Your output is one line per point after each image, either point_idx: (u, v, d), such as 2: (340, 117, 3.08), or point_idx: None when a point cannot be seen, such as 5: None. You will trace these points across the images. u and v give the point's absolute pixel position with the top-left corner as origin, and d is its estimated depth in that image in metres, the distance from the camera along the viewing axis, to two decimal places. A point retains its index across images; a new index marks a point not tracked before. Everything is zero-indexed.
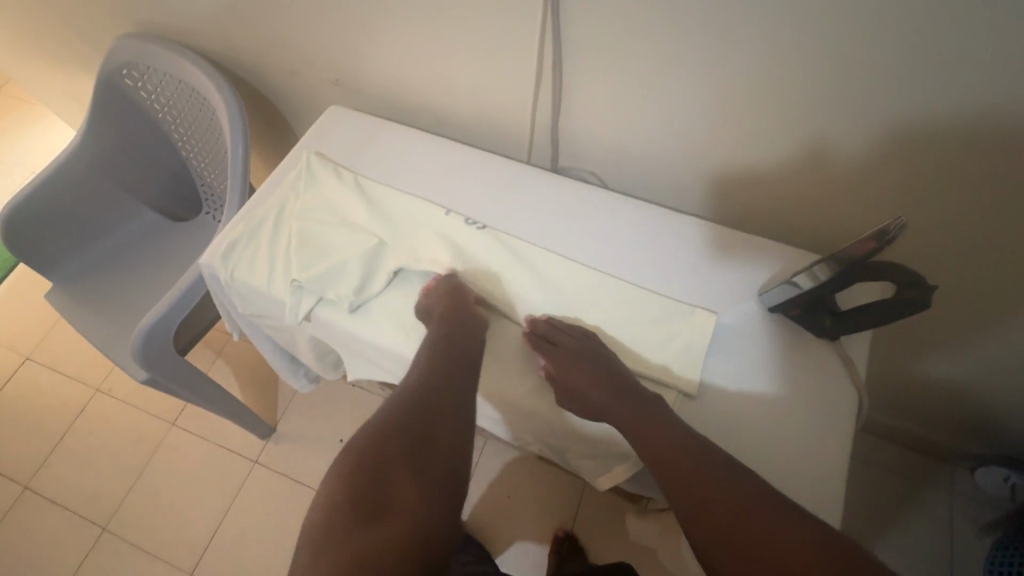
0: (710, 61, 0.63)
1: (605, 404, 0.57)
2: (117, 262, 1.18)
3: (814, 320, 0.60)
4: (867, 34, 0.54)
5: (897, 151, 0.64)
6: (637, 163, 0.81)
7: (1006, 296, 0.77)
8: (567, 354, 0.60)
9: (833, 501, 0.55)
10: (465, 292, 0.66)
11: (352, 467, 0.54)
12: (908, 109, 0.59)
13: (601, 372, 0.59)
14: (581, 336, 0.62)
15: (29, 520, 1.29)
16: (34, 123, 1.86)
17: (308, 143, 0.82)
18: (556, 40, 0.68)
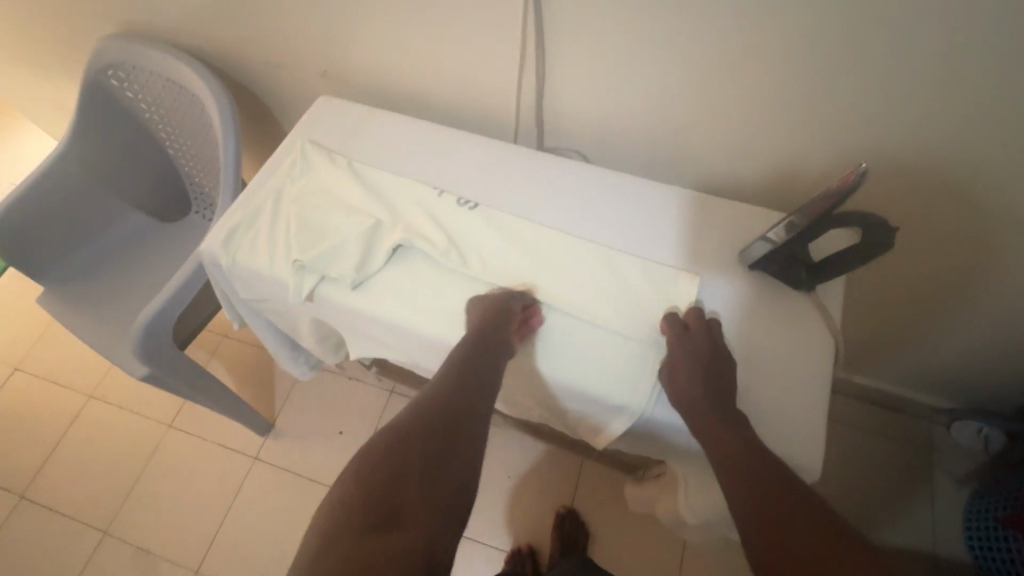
0: (684, 36, 0.67)
1: (696, 401, 0.58)
2: (109, 263, 1.18)
3: (790, 275, 0.64)
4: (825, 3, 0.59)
5: (860, 113, 0.69)
6: (619, 140, 0.85)
7: (968, 250, 0.83)
8: (692, 353, 0.61)
9: (818, 435, 0.60)
10: (510, 304, 0.66)
11: (369, 470, 0.54)
12: (868, 73, 0.64)
13: (709, 374, 0.60)
14: (711, 340, 0.62)
15: (28, 529, 1.28)
16: (10, 132, 1.83)
17: (300, 132, 0.84)
18: (537, 21, 0.71)
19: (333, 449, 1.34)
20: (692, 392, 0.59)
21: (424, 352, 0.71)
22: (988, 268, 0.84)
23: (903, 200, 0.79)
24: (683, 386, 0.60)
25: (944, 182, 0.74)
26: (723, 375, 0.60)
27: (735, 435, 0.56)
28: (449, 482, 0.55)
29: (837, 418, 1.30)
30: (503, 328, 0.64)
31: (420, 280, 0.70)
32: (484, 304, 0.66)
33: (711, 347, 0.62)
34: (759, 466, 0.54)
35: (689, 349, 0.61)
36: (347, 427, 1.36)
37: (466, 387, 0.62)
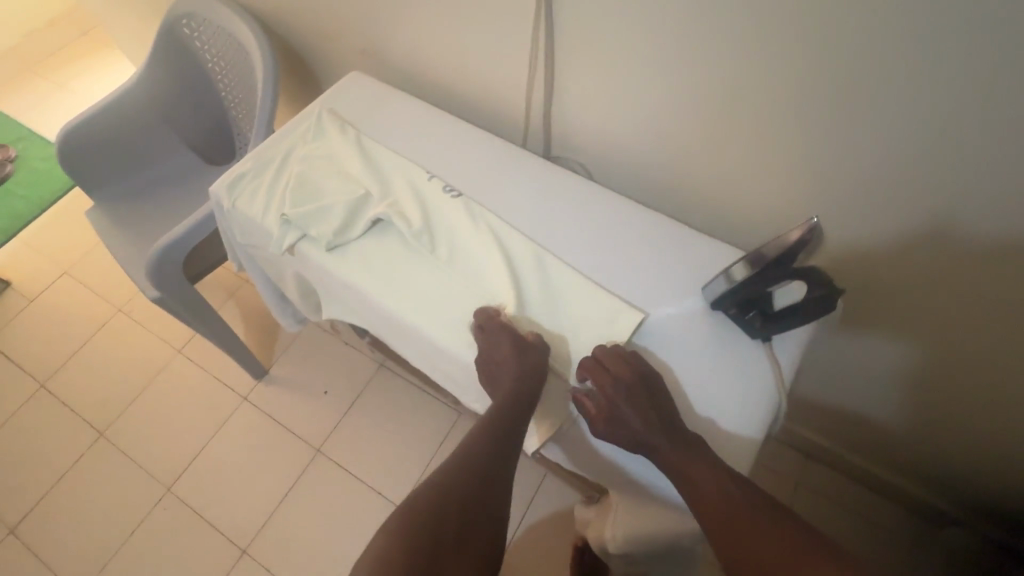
0: (682, 68, 0.67)
1: (650, 436, 0.58)
2: (152, 193, 1.29)
3: (747, 319, 0.63)
4: (824, 59, 0.57)
5: (854, 180, 0.66)
6: (620, 160, 0.85)
7: (963, 352, 0.76)
8: (630, 391, 0.59)
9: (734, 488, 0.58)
10: (543, 362, 0.64)
11: (409, 536, 0.58)
12: (864, 138, 0.61)
13: (651, 411, 0.59)
14: (645, 375, 0.61)
15: (39, 415, 1.42)
16: (119, 73, 2.06)
17: (324, 100, 0.89)
18: (547, 29, 0.73)
19: (315, 406, 1.40)
20: (641, 430, 0.58)
21: (380, 322, 0.74)
22: (986, 375, 0.77)
23: (897, 280, 0.74)
24: (631, 423, 0.59)
25: (940, 270, 0.69)
26: (663, 411, 0.60)
27: (702, 464, 0.56)
28: (486, 526, 0.62)
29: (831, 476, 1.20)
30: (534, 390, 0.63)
31: (390, 255, 0.74)
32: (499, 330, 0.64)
33: (642, 383, 0.61)
34: (735, 497, 0.55)
35: (616, 387, 0.60)
36: (333, 388, 1.42)
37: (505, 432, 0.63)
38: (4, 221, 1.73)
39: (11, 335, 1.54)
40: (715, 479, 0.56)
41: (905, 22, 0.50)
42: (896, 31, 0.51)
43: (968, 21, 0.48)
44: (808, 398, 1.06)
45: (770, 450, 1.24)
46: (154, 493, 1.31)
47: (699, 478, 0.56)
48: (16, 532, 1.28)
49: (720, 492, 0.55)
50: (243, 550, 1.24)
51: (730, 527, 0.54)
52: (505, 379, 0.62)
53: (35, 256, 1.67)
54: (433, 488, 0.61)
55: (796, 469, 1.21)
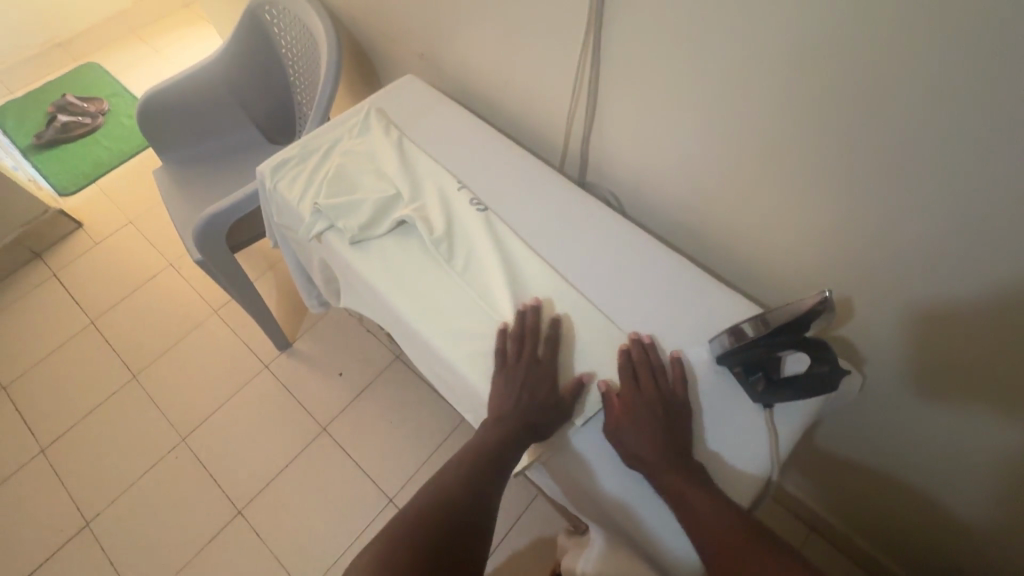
0: (724, 115, 0.66)
1: (652, 457, 0.58)
2: (213, 162, 1.37)
3: (750, 381, 0.61)
4: (867, 125, 0.55)
5: (892, 254, 0.62)
6: (652, 196, 0.84)
7: (991, 452, 0.71)
8: (646, 408, 0.60)
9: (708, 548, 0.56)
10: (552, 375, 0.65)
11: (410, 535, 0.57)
12: (907, 213, 0.58)
13: (662, 432, 0.59)
14: (670, 396, 0.62)
15: (84, 349, 1.53)
16: (209, 48, 2.22)
17: (376, 99, 0.93)
18: (595, 58, 0.73)
19: (329, 384, 1.45)
20: (647, 450, 0.58)
21: (389, 319, 0.76)
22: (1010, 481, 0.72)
23: (924, 365, 0.69)
24: (635, 435, 0.59)
25: (974, 364, 0.64)
26: (676, 435, 0.60)
27: (703, 492, 0.56)
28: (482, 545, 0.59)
29: (834, 555, 1.13)
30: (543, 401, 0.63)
31: (408, 256, 0.76)
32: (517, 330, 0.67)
33: (663, 403, 0.61)
34: (733, 527, 0.54)
35: (634, 402, 0.61)
36: (348, 370, 1.46)
37: (516, 437, 0.62)
38: (88, 167, 1.89)
39: (73, 273, 1.67)
40: (713, 509, 0.55)
41: (963, 102, 0.47)
42: (954, 111, 0.48)
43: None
44: (819, 468, 1.00)
45: (772, 513, 1.18)
46: (170, 440, 1.39)
47: (699, 504, 0.55)
48: (46, 453, 1.38)
49: (717, 520, 0.54)
50: (239, 510, 1.30)
51: (727, 555, 0.53)
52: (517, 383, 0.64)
53: (108, 203, 1.81)
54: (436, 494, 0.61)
55: (796, 540, 1.14)
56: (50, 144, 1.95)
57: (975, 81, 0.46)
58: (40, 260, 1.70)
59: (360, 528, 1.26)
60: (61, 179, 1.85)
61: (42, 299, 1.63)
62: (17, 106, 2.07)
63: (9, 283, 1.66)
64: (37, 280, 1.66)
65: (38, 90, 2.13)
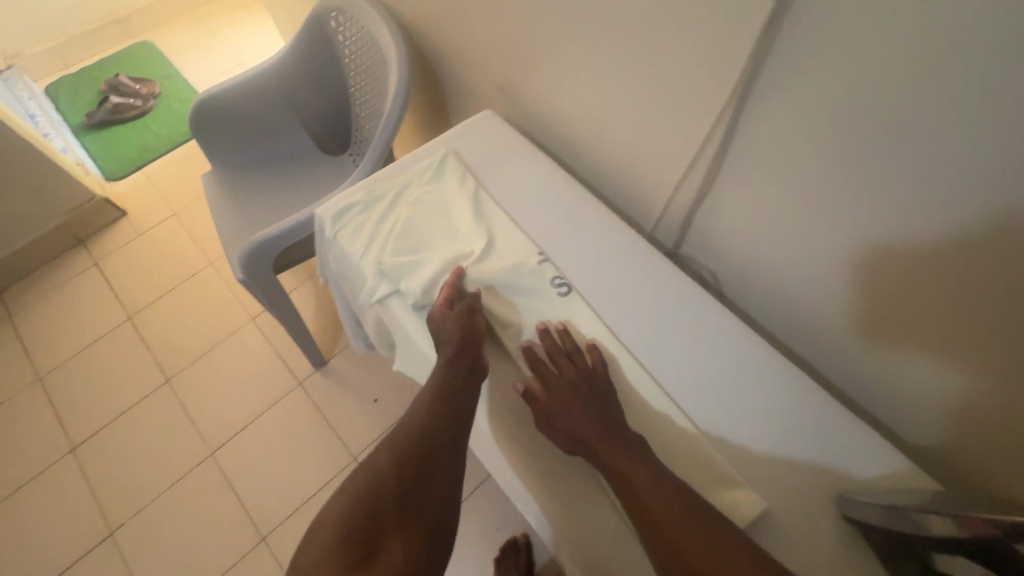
0: (878, 229, 0.54)
1: (585, 433, 0.56)
2: (262, 169, 1.30)
3: (897, 561, 0.51)
4: None
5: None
6: (759, 285, 0.72)
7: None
8: (566, 381, 0.60)
9: None
10: (474, 321, 0.64)
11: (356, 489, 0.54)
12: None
13: (590, 406, 0.58)
14: (583, 366, 0.62)
15: (120, 344, 1.51)
16: (266, 35, 2.15)
17: (451, 139, 0.83)
18: (726, 130, 0.62)
19: (362, 411, 1.38)
20: (579, 428, 0.57)
21: None
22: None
23: None
24: (559, 416, 0.58)
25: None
26: (604, 407, 0.58)
27: (635, 460, 0.54)
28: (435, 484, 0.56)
29: None
30: (467, 346, 0.63)
31: None
32: (438, 302, 0.65)
33: (584, 379, 0.61)
34: (659, 488, 0.52)
35: (558, 384, 0.60)
36: (382, 398, 1.39)
37: (449, 382, 0.60)
38: (135, 153, 1.85)
39: (114, 263, 1.64)
40: (642, 475, 0.53)
41: None
42: None
43: None
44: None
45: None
46: (198, 452, 1.35)
47: (631, 470, 0.53)
48: (75, 453, 1.36)
49: (647, 486, 0.52)
50: (263, 536, 1.25)
51: (655, 517, 0.50)
52: (442, 338, 0.63)
53: (154, 192, 1.78)
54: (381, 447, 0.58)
55: None
56: (100, 125, 1.92)
57: None
58: (83, 247, 1.68)
59: None
60: (108, 163, 1.82)
61: (83, 288, 1.60)
62: (72, 82, 2.04)
63: (51, 268, 1.65)
64: (79, 268, 1.64)
65: (93, 66, 2.10)
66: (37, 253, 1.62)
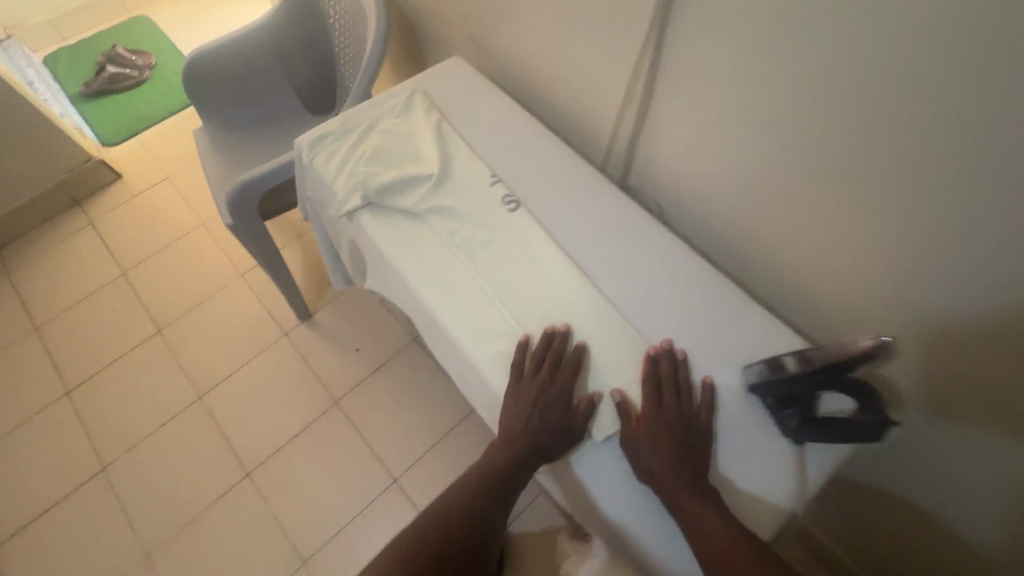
0: (782, 131, 0.63)
1: (663, 469, 0.58)
2: (252, 125, 1.37)
3: (782, 416, 0.59)
4: (937, 156, 0.52)
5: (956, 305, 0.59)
6: (694, 207, 0.81)
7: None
8: (664, 421, 0.60)
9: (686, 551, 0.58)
10: (559, 387, 0.64)
11: (426, 529, 0.66)
12: (982, 259, 0.54)
13: (679, 447, 0.59)
14: (688, 409, 0.62)
15: (114, 298, 1.57)
16: (258, 11, 2.22)
17: (420, 80, 0.90)
18: (655, 56, 0.70)
19: (345, 359, 1.45)
20: (658, 464, 0.58)
21: (412, 307, 0.75)
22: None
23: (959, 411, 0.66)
24: (642, 449, 0.59)
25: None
26: (693, 450, 0.59)
27: (717, 517, 0.55)
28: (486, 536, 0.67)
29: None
30: (548, 415, 0.63)
31: (436, 246, 0.74)
32: (521, 367, 0.65)
33: (684, 421, 0.61)
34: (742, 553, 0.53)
35: (654, 417, 0.61)
36: (364, 348, 1.47)
37: (524, 453, 0.64)
38: (130, 121, 1.92)
39: (110, 223, 1.71)
40: (724, 534, 0.54)
41: None
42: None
43: None
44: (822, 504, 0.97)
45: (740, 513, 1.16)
46: (189, 396, 1.42)
47: (713, 526, 0.54)
48: (71, 396, 1.43)
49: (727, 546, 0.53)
50: (248, 472, 1.32)
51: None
52: (525, 398, 0.64)
53: (148, 157, 1.84)
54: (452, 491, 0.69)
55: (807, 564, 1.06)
56: (96, 94, 1.98)
57: None
58: (79, 208, 1.74)
59: (363, 505, 1.27)
60: (104, 131, 1.89)
61: (78, 246, 1.67)
62: (68, 53, 2.11)
63: (48, 227, 1.71)
64: (75, 227, 1.70)
65: (89, 39, 2.16)
66: (34, 212, 1.69)
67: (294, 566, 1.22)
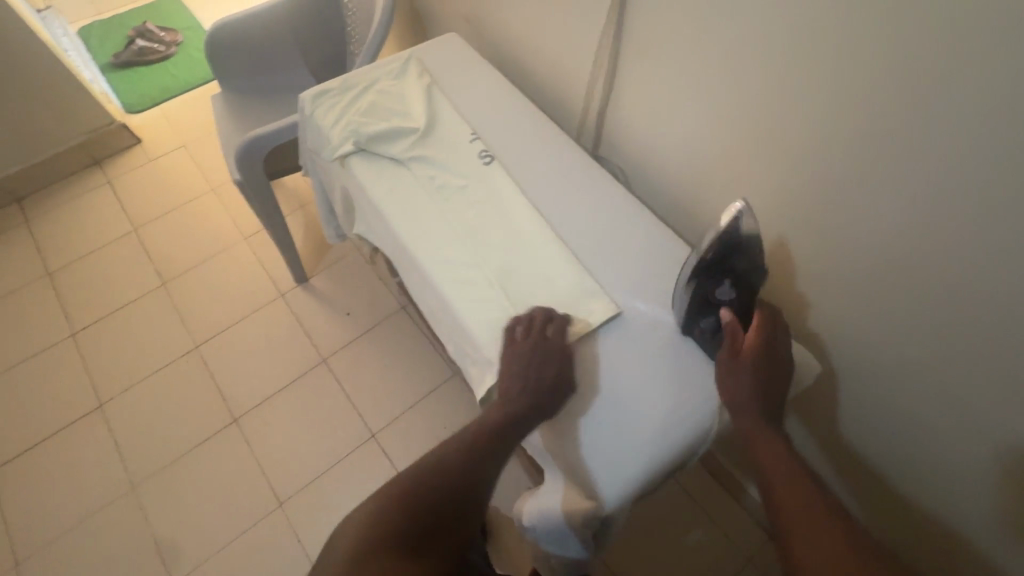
0: (725, 98, 0.71)
1: (749, 402, 0.63)
2: (266, 94, 1.47)
3: (710, 339, 0.68)
4: (843, 117, 0.60)
5: (860, 254, 0.66)
6: (656, 174, 0.90)
7: (943, 454, 0.72)
8: (759, 360, 0.64)
9: (623, 464, 0.65)
10: (548, 345, 0.68)
11: (406, 488, 0.61)
12: (877, 208, 0.61)
13: (766, 385, 0.63)
14: (779, 350, 0.66)
15: (124, 252, 1.66)
16: None
17: (416, 50, 0.99)
18: (619, 29, 0.80)
19: (335, 321, 1.53)
20: (746, 397, 0.63)
21: (389, 244, 0.83)
22: (959, 486, 0.72)
23: (871, 363, 0.73)
24: (737, 380, 0.64)
25: (923, 371, 0.67)
26: (775, 390, 0.64)
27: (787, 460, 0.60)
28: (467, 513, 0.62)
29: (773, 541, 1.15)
30: (536, 368, 0.66)
31: (414, 190, 0.83)
32: (518, 326, 0.69)
33: (774, 362, 0.65)
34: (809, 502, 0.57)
35: (754, 356, 0.64)
36: (354, 312, 1.54)
37: (515, 413, 0.65)
38: (154, 91, 2.03)
39: (126, 183, 1.81)
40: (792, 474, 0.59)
41: (925, 98, 0.52)
42: (913, 110, 0.53)
43: (978, 113, 0.49)
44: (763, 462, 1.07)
45: (705, 488, 1.22)
46: (185, 344, 1.50)
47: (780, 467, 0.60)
48: (74, 337, 1.51)
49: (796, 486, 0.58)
50: (235, 418, 1.39)
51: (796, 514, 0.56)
52: (516, 354, 0.67)
53: (167, 125, 1.95)
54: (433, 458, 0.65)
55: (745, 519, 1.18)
56: (125, 65, 2.10)
57: (932, 76, 0.50)
58: (98, 167, 1.85)
59: (340, 456, 1.34)
60: (129, 99, 2.00)
61: (95, 202, 1.77)
62: (102, 26, 2.24)
63: (68, 183, 1.82)
64: (93, 185, 1.81)
65: (123, 14, 2.29)
66: (56, 168, 1.79)
67: (269, 508, 1.28)
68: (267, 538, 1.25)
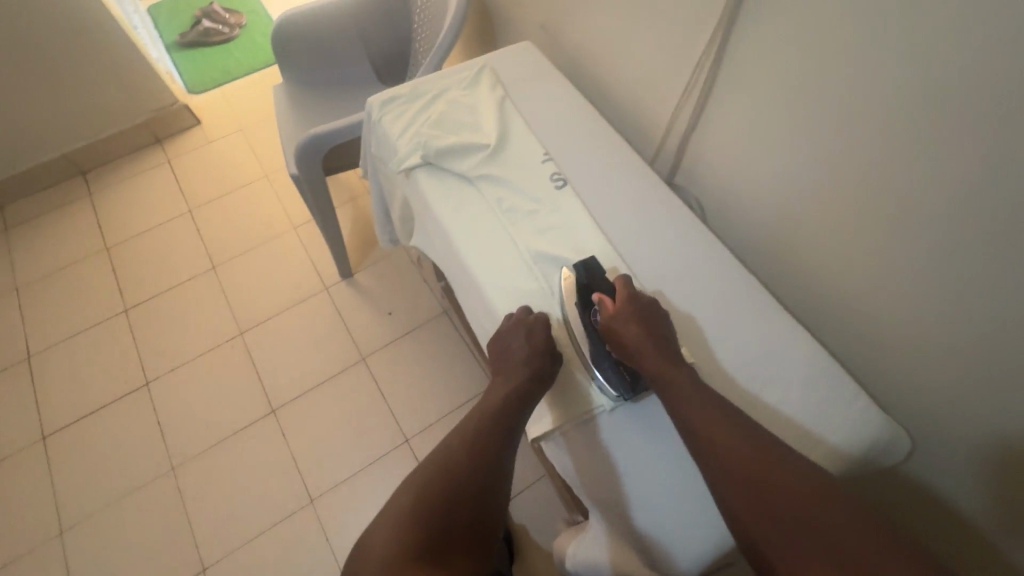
0: (832, 140, 0.66)
1: (644, 353, 0.64)
2: (328, 87, 1.46)
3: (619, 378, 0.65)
4: (973, 179, 0.54)
5: (970, 326, 0.60)
6: (738, 209, 0.85)
7: None
8: (634, 315, 0.66)
9: (677, 536, 0.62)
10: (530, 328, 0.68)
11: (427, 490, 0.63)
12: (999, 281, 0.55)
13: (650, 333, 0.65)
14: (647, 303, 0.68)
15: (177, 232, 1.70)
16: None
17: (489, 59, 0.95)
18: (718, 55, 0.74)
19: (376, 320, 1.52)
20: (638, 345, 0.64)
21: (450, 263, 0.80)
22: None
23: (965, 440, 0.67)
24: (623, 332, 0.65)
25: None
26: (663, 340, 0.66)
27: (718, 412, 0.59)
28: (492, 496, 0.65)
29: None
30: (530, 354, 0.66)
31: (481, 210, 0.79)
32: (511, 318, 0.70)
33: (652, 317, 0.67)
34: (755, 457, 0.56)
35: (630, 315, 0.66)
36: (396, 312, 1.53)
37: (522, 401, 0.67)
38: (217, 73, 2.06)
39: (184, 163, 1.84)
40: (733, 433, 0.57)
41: None
42: None
43: None
44: None
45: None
46: (230, 331, 1.52)
47: (717, 425, 0.58)
48: (127, 313, 1.55)
49: (739, 445, 0.56)
50: (273, 410, 1.40)
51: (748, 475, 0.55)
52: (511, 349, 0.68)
53: (227, 107, 1.98)
54: (447, 453, 0.67)
55: None
56: (191, 45, 2.14)
57: None
58: (159, 146, 1.89)
59: (372, 458, 1.33)
60: (192, 79, 2.03)
61: (154, 179, 1.81)
62: (172, 5, 2.28)
63: (130, 160, 1.86)
64: (153, 163, 1.85)
65: None
66: (120, 144, 1.84)
67: (299, 504, 1.28)
68: (294, 535, 1.25)
